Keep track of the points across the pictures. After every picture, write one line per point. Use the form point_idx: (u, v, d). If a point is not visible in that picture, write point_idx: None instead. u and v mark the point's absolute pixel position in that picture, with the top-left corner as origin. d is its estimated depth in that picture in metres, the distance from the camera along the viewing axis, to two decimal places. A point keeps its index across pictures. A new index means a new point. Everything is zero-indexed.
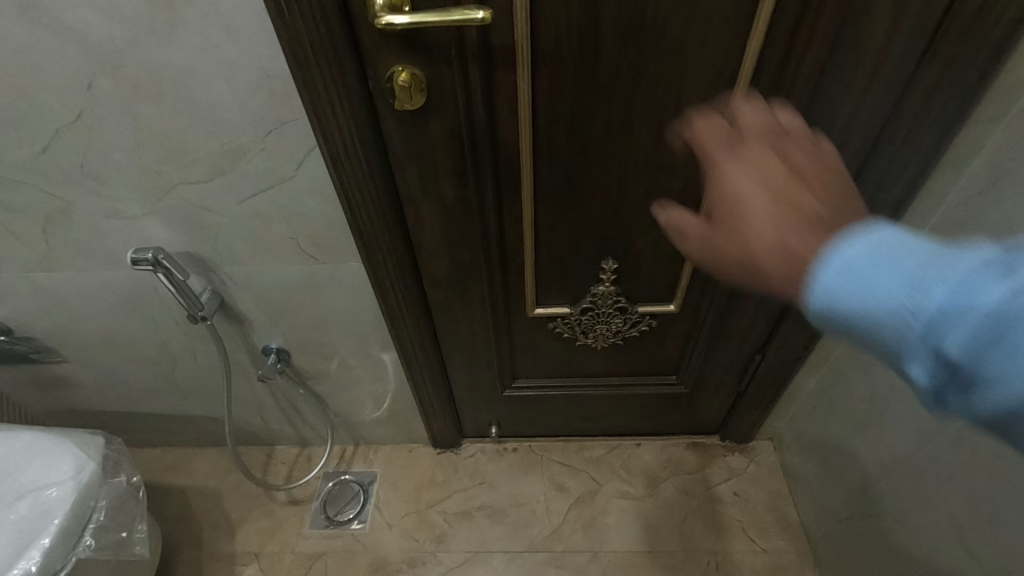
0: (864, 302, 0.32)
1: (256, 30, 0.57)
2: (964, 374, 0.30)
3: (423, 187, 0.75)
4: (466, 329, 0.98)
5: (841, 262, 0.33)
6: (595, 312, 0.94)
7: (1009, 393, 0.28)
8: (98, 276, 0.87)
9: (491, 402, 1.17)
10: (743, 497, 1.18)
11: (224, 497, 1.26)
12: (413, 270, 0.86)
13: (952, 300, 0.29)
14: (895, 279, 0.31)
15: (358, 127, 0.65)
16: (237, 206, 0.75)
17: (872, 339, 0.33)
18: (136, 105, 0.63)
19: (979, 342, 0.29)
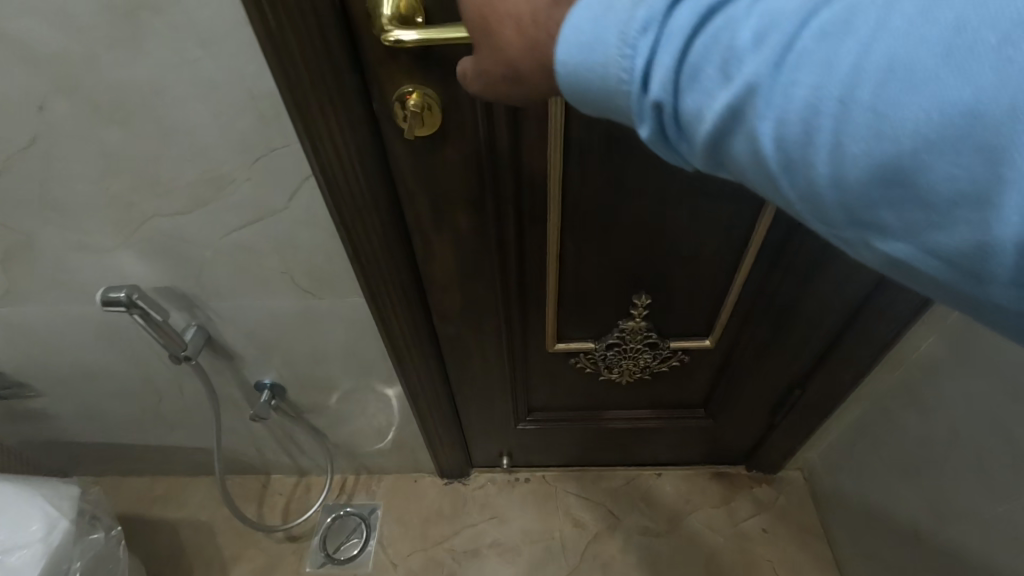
0: (595, 62, 0.29)
1: (239, 44, 0.47)
2: (676, 119, 0.29)
3: (435, 219, 0.66)
4: (479, 362, 0.90)
5: (571, 30, 0.30)
6: (622, 347, 0.86)
7: (709, 127, 0.28)
8: (69, 312, 0.78)
9: (503, 434, 1.09)
10: (773, 533, 1.11)
11: (217, 532, 1.18)
12: (421, 305, 0.78)
13: (655, 32, 0.27)
14: (606, 27, 0.29)
15: (360, 154, 0.56)
16: (222, 239, 0.66)
17: (605, 104, 0.31)
18: (98, 129, 0.54)
19: (682, 79, 0.27)
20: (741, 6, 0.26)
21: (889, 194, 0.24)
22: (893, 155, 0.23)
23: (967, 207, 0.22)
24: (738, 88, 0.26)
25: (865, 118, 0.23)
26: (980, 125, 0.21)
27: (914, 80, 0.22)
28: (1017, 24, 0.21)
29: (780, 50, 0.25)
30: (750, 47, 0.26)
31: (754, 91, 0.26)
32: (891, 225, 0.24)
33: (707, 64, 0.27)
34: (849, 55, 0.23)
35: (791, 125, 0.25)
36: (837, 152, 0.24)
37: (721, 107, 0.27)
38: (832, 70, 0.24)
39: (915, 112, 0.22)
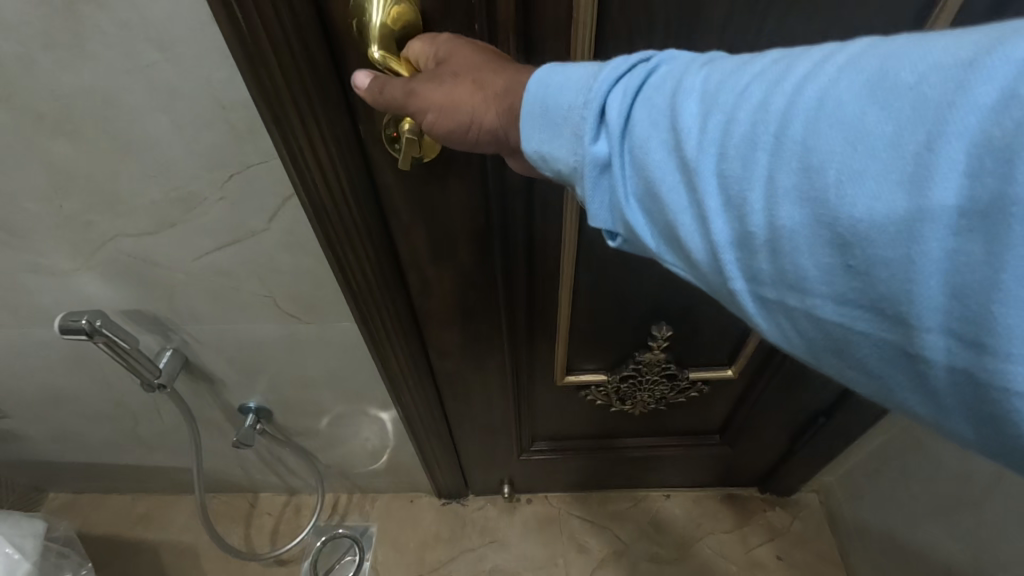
0: (565, 136, 0.32)
1: (202, 46, 0.39)
2: (650, 194, 0.30)
3: (434, 254, 0.59)
4: (481, 394, 0.84)
5: (540, 91, 0.33)
6: (639, 379, 0.82)
7: (677, 201, 0.28)
8: (30, 335, 0.71)
9: (506, 463, 1.03)
10: (788, 561, 1.06)
11: (202, 556, 1.11)
12: (417, 337, 0.71)
13: (613, 110, 0.31)
14: (567, 94, 0.32)
15: (351, 180, 0.49)
16: (194, 262, 0.59)
17: (558, 153, 0.33)
18: (44, 141, 0.46)
19: (639, 145, 0.29)
20: (691, 83, 0.28)
21: (819, 232, 0.24)
22: (820, 191, 0.23)
23: (912, 251, 0.22)
24: (691, 159, 0.27)
25: (801, 172, 0.24)
26: (911, 167, 0.21)
27: (836, 118, 0.23)
28: (932, 69, 0.21)
29: (718, 99, 0.27)
30: (695, 119, 0.27)
31: (709, 163, 0.27)
32: (823, 276, 0.24)
33: (651, 114, 0.29)
34: (773, 102, 0.25)
35: (724, 166, 0.26)
36: (768, 193, 0.25)
37: (682, 179, 0.28)
38: (773, 139, 0.25)
39: (850, 167, 0.23)
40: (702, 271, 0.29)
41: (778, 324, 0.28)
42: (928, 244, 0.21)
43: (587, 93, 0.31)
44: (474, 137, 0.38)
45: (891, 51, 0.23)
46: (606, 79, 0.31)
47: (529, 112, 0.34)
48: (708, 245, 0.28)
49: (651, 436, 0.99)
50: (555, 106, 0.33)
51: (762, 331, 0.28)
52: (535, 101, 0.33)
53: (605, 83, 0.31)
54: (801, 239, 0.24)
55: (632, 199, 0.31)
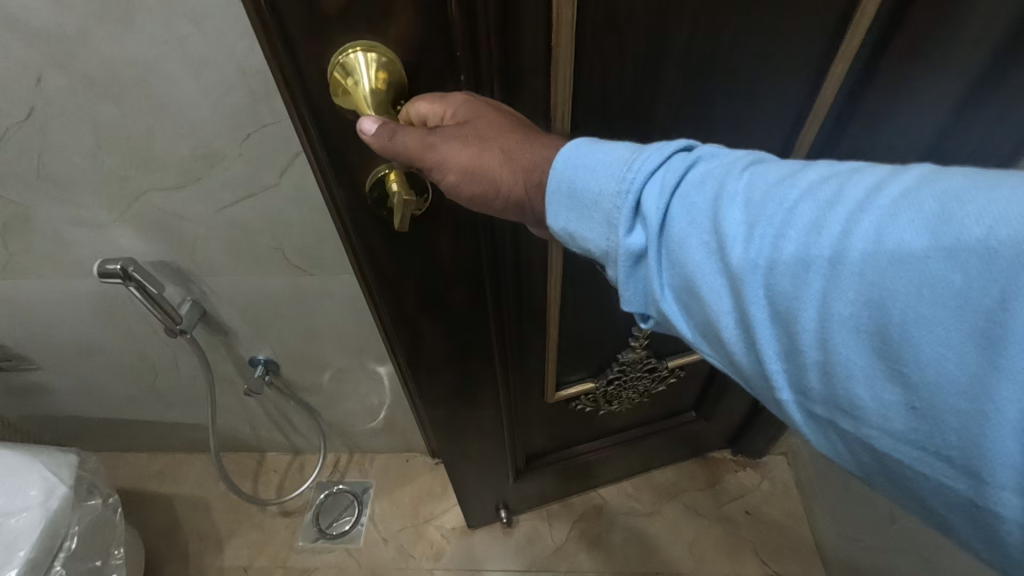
0: (601, 216, 0.37)
1: (228, 19, 0.48)
2: (695, 291, 0.34)
3: (426, 303, 0.63)
4: (474, 420, 0.87)
5: (570, 163, 0.38)
6: (624, 378, 0.90)
7: (723, 301, 0.33)
8: (67, 286, 0.79)
9: (501, 486, 1.06)
10: (756, 516, 1.13)
11: (212, 507, 1.20)
12: (418, 378, 0.74)
13: (656, 202, 0.35)
14: (602, 176, 0.37)
15: (357, 229, 0.52)
16: (215, 216, 0.68)
17: (594, 233, 0.38)
18: (94, 103, 0.55)
19: (686, 241, 0.34)
20: (736, 190, 0.32)
21: (873, 362, 0.27)
22: (877, 325, 0.27)
23: (967, 401, 0.24)
24: (738, 266, 0.31)
25: (851, 300, 0.27)
26: (967, 319, 0.24)
27: (892, 256, 0.26)
28: (988, 226, 0.24)
29: (761, 212, 0.31)
30: (739, 227, 0.32)
31: (759, 273, 0.31)
32: (880, 408, 0.27)
33: (690, 211, 0.34)
34: (822, 228, 0.29)
35: (770, 278, 0.30)
36: (820, 314, 0.28)
37: (726, 280, 0.32)
38: (819, 263, 0.28)
39: (902, 306, 0.26)
40: (745, 367, 0.33)
41: (828, 436, 0.31)
42: (989, 399, 0.24)
43: (626, 184, 0.36)
44: (497, 202, 0.44)
45: (947, 199, 0.26)
46: (644, 171, 0.36)
47: (557, 186, 0.39)
48: (752, 347, 0.32)
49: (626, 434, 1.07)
50: (592, 190, 0.37)
51: (813, 439, 0.32)
52: (564, 180, 0.38)
53: (647, 171, 0.36)
54: (855, 368, 0.28)
55: (675, 291, 0.36)
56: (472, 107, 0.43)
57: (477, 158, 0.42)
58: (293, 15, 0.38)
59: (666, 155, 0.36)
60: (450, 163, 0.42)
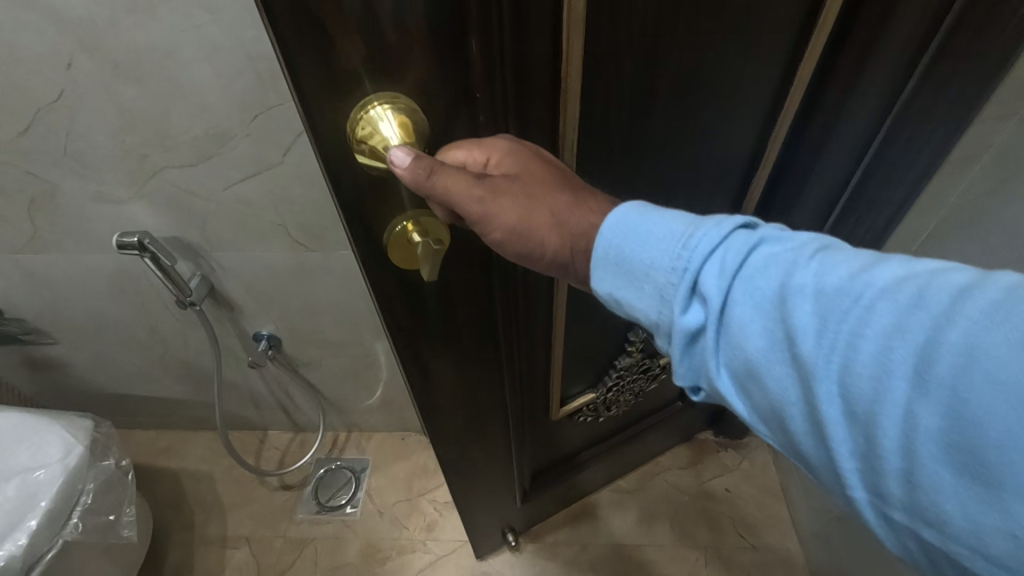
0: (655, 293, 0.37)
1: (239, 10, 0.55)
2: (758, 379, 0.34)
3: (441, 348, 0.61)
4: (483, 453, 0.85)
5: (620, 240, 0.39)
6: (622, 381, 0.95)
7: (789, 392, 0.32)
8: (86, 260, 0.86)
9: (508, 510, 1.04)
10: (735, 493, 1.18)
11: (216, 480, 1.26)
12: (431, 422, 0.71)
13: (716, 286, 0.34)
14: (659, 253, 0.37)
15: (377, 283, 0.50)
16: (223, 192, 0.74)
17: (646, 306, 0.38)
18: (117, 85, 0.61)
19: (749, 329, 0.33)
20: (805, 283, 0.32)
21: (960, 475, 0.27)
22: (962, 440, 0.26)
23: None
24: (808, 362, 0.31)
25: (933, 406, 0.27)
26: None
27: (984, 372, 0.26)
28: None
29: (832, 308, 0.30)
30: (810, 323, 0.31)
31: (833, 373, 0.30)
32: (965, 521, 0.27)
33: (754, 299, 0.33)
34: (897, 331, 0.28)
35: (845, 377, 0.30)
36: (899, 420, 0.28)
37: (796, 373, 0.32)
38: (897, 369, 0.28)
39: (990, 422, 0.25)
40: (809, 455, 0.33)
41: (899, 536, 0.31)
42: None
43: (682, 261, 0.36)
44: (539, 261, 0.44)
45: None
46: (701, 251, 0.35)
47: (603, 256, 0.39)
48: (822, 441, 0.32)
49: (624, 439, 1.11)
50: (647, 265, 0.37)
51: (882, 536, 0.32)
52: (615, 253, 0.39)
53: (704, 252, 0.35)
54: (937, 477, 0.27)
55: (732, 371, 0.35)
56: (519, 159, 0.42)
57: (524, 216, 0.41)
58: (313, 74, 0.35)
59: (725, 233, 0.35)
60: (499, 219, 0.41)
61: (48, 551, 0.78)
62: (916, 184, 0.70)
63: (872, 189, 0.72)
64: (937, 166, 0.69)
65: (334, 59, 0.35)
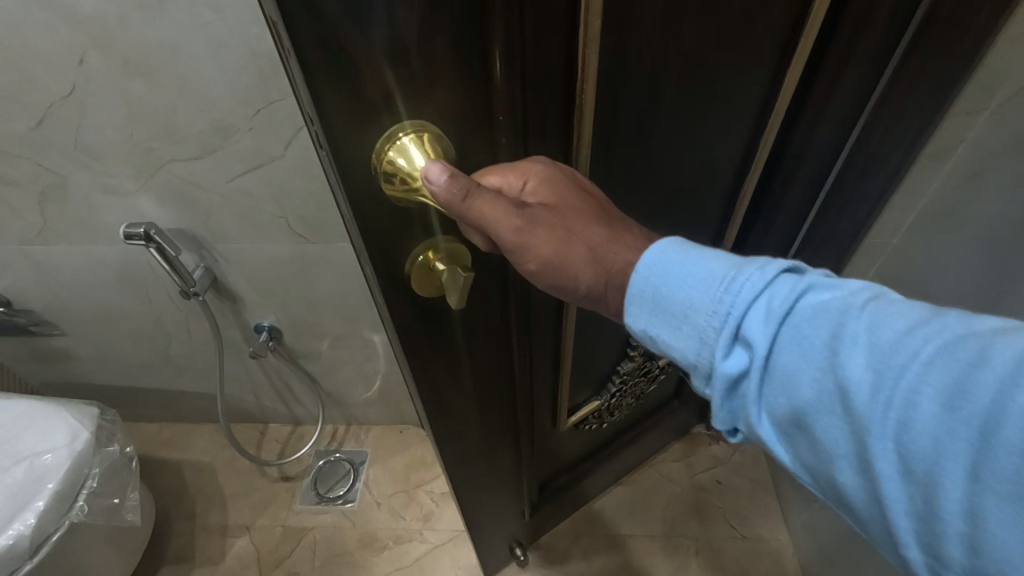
0: (693, 336, 0.36)
1: (244, 8, 0.58)
2: (806, 429, 0.33)
3: (455, 371, 0.59)
4: (491, 472, 0.83)
5: (656, 278, 0.38)
6: (624, 385, 0.96)
7: (839, 444, 0.31)
8: (94, 252, 0.88)
9: (515, 522, 1.02)
10: (727, 485, 1.20)
11: (217, 471, 1.29)
12: (443, 446, 0.68)
13: (759, 332, 0.33)
14: (698, 295, 0.36)
15: (395, 314, 0.47)
16: (226, 185, 0.76)
17: (682, 346, 0.37)
18: (126, 80, 0.64)
19: (796, 378, 0.33)
20: (855, 334, 0.31)
21: None
22: None
23: None
24: (861, 417, 0.30)
25: (1001, 473, 0.26)
26: None
27: None
28: None
29: (887, 363, 0.29)
30: (864, 377, 0.30)
31: (887, 429, 0.29)
32: None
33: (801, 347, 0.33)
34: (960, 391, 0.27)
35: (901, 436, 0.29)
36: (962, 484, 0.27)
37: (847, 426, 0.31)
38: (960, 431, 0.27)
39: None
40: (857, 507, 0.32)
41: None
42: None
43: (724, 305, 0.35)
44: (568, 288, 0.44)
45: None
46: (743, 295, 0.34)
47: (639, 293, 0.38)
48: (873, 496, 0.31)
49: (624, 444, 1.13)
50: (686, 307, 0.36)
51: None
52: (650, 291, 0.38)
53: (746, 295, 0.34)
54: (1002, 547, 0.26)
55: (778, 418, 0.34)
56: (555, 186, 0.42)
57: (560, 248, 0.41)
58: (336, 100, 0.33)
59: (769, 277, 0.34)
60: (535, 248, 0.41)
61: (55, 531, 0.81)
62: (892, 176, 0.73)
63: (852, 183, 0.75)
64: (913, 159, 0.71)
65: (359, 89, 0.34)
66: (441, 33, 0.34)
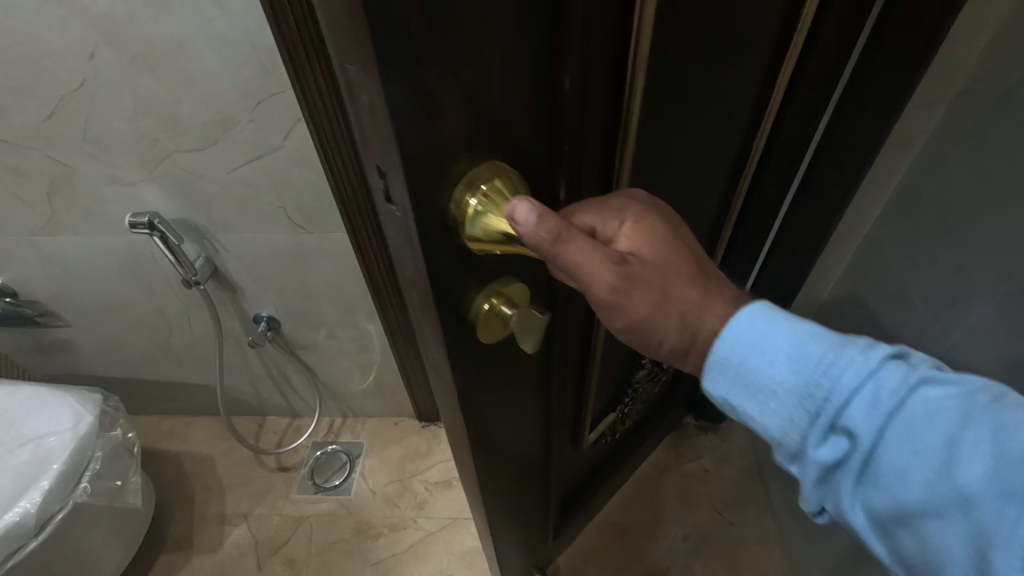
0: (787, 417, 0.37)
1: (245, 6, 0.61)
2: (908, 523, 0.34)
3: (504, 415, 0.54)
4: (522, 511, 0.77)
5: (751, 353, 0.38)
6: (637, 387, 0.99)
7: (947, 543, 0.33)
8: (99, 242, 0.92)
9: (539, 549, 0.97)
10: (715, 473, 1.23)
11: (216, 462, 1.31)
12: (485, 499, 0.61)
13: (869, 426, 0.34)
14: (799, 379, 0.36)
15: (455, 367, 0.41)
16: (227, 175, 0.80)
17: (776, 427, 0.37)
18: (134, 74, 0.68)
19: (904, 472, 0.34)
20: (973, 439, 0.32)
21: None
22: None
23: None
24: (978, 523, 0.31)
25: None
26: None
27: None
28: None
29: (1008, 474, 0.31)
30: (983, 486, 0.31)
31: (1006, 541, 0.30)
32: None
33: (910, 444, 0.34)
34: None
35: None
36: None
37: (961, 529, 0.32)
38: None
39: None
40: None
41: None
42: None
43: (822, 390, 0.35)
44: (651, 345, 0.41)
45: None
46: (854, 383, 0.35)
47: (723, 364, 0.38)
48: None
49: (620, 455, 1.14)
50: (781, 387, 0.37)
51: None
52: (737, 364, 0.38)
53: (857, 385, 0.35)
54: None
55: (873, 510, 0.36)
56: (654, 233, 0.39)
57: (656, 310, 0.38)
58: (413, 148, 0.28)
59: (874, 365, 0.35)
60: (627, 310, 0.38)
61: (59, 510, 0.84)
62: (861, 166, 0.77)
63: (823, 170, 0.79)
64: (878, 148, 0.75)
65: (438, 130, 0.29)
66: (518, 60, 0.32)
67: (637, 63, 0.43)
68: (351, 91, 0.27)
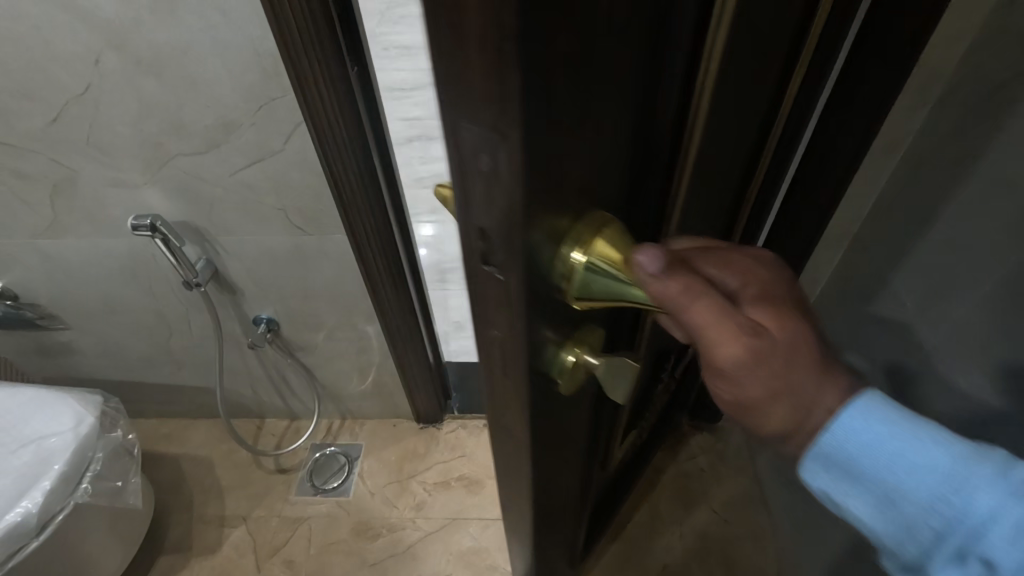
0: (903, 523, 0.37)
1: (249, 12, 0.63)
2: None
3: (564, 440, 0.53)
4: (563, 533, 0.76)
5: (870, 448, 0.36)
6: (659, 389, 1.00)
7: None
8: (101, 245, 0.93)
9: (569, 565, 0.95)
10: (711, 472, 1.25)
11: (214, 465, 1.31)
12: (536, 523, 0.60)
13: (1006, 554, 0.34)
14: (924, 483, 0.36)
15: (533, 403, 0.40)
16: (229, 178, 0.81)
17: (894, 533, 0.37)
18: (138, 79, 0.69)
19: None
20: None
21: None
22: None
23: None
24: None
25: None
26: None
27: None
28: None
29: None
30: None
31: None
32: None
33: None
34: None
35: None
36: None
37: None
38: None
39: None
40: None
41: None
42: None
43: (952, 507, 0.35)
44: (756, 420, 0.39)
45: None
46: (985, 502, 0.35)
47: (835, 458, 0.37)
48: None
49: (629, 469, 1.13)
50: (896, 488, 0.36)
51: None
52: (850, 459, 0.37)
53: (992, 505, 0.34)
54: None
55: None
56: (786, 310, 0.38)
57: (774, 386, 0.37)
58: (533, 190, 0.27)
59: (1010, 488, 0.34)
60: (746, 384, 0.37)
61: (60, 510, 0.84)
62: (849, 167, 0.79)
63: (814, 171, 0.80)
64: (866, 150, 0.77)
65: (552, 169, 0.28)
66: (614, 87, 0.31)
67: (703, 82, 0.43)
68: (472, 107, 0.24)
